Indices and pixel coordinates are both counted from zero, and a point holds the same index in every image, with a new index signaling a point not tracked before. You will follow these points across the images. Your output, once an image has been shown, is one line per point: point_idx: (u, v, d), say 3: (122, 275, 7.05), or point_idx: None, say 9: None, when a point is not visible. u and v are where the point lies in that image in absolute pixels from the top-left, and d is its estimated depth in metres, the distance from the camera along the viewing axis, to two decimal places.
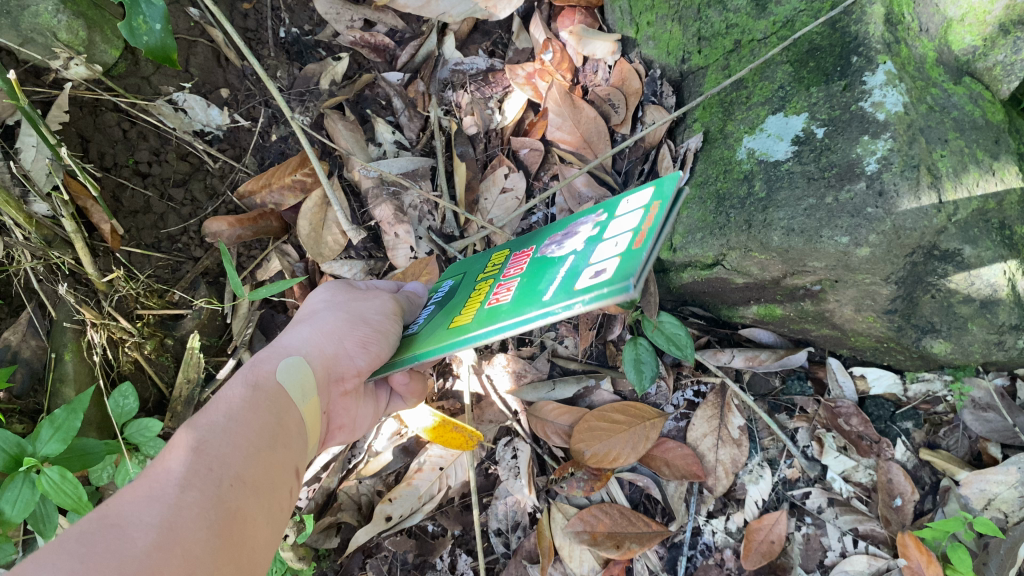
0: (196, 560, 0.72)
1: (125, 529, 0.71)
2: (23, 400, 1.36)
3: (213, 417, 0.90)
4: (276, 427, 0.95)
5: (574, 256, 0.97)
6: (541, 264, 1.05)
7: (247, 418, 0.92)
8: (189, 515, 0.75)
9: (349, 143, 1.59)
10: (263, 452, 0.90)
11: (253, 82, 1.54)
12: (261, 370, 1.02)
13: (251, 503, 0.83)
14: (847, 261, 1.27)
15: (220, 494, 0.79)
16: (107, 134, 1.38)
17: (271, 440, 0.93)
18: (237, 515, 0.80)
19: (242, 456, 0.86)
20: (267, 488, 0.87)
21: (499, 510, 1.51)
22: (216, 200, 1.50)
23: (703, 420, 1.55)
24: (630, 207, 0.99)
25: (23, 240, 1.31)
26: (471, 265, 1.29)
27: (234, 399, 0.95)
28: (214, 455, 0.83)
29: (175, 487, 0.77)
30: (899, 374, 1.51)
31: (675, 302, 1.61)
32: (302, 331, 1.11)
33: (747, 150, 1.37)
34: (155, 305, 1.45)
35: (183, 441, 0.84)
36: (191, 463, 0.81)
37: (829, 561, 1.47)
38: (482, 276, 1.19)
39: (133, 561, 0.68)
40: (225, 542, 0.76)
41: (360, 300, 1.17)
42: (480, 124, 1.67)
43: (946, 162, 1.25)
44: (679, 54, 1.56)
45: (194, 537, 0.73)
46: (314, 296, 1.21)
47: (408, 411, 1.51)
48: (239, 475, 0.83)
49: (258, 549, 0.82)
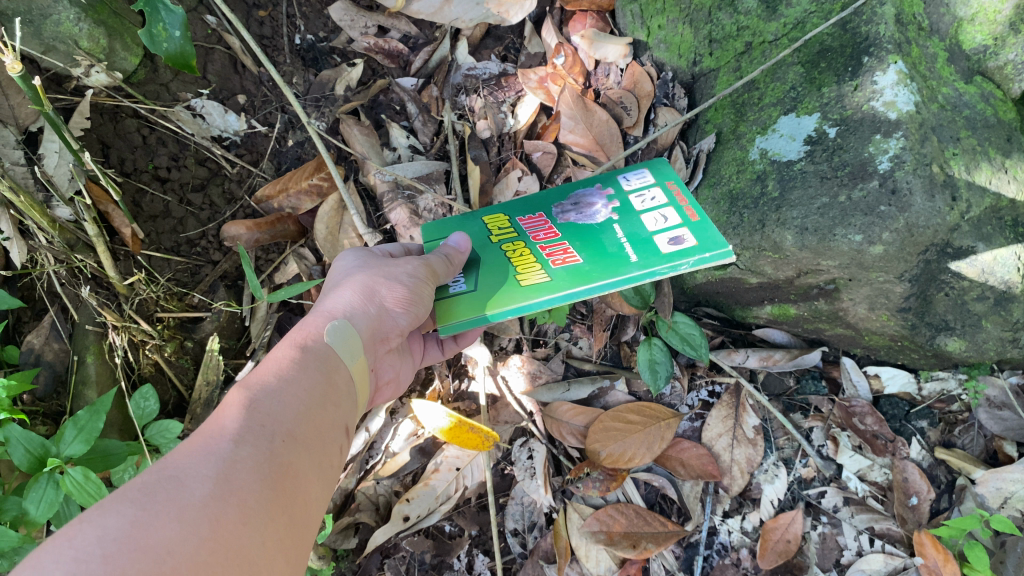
0: (252, 511, 0.72)
1: (183, 478, 0.71)
2: (45, 403, 1.38)
3: (264, 378, 0.90)
4: (325, 386, 0.95)
5: (621, 221, 1.28)
6: (580, 228, 1.28)
7: (298, 378, 0.92)
8: (245, 467, 0.75)
9: (365, 147, 1.60)
10: (313, 411, 0.90)
11: (270, 88, 1.56)
12: (308, 333, 1.02)
13: (303, 461, 0.83)
14: (861, 260, 1.28)
15: (273, 448, 0.80)
16: (127, 140, 1.40)
17: (321, 399, 0.93)
18: (289, 470, 0.80)
19: (293, 413, 0.86)
20: (318, 447, 0.87)
21: (516, 510, 1.52)
22: (234, 204, 1.52)
23: (718, 420, 1.55)
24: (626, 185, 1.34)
25: (47, 243, 1.33)
26: (458, 225, 1.34)
27: (283, 360, 0.95)
28: (265, 413, 0.83)
29: (230, 441, 0.77)
30: (914, 373, 1.53)
31: (688, 303, 1.63)
32: (343, 295, 1.11)
33: (759, 151, 1.38)
34: (175, 308, 1.48)
35: (236, 400, 0.84)
36: (244, 420, 0.81)
37: (845, 560, 1.46)
38: (498, 238, 1.30)
39: (193, 510, 0.68)
40: (279, 494, 0.76)
41: (388, 264, 1.18)
42: (493, 129, 1.67)
43: (958, 160, 1.27)
44: (690, 57, 1.58)
45: (250, 489, 0.73)
46: (339, 270, 1.21)
47: (424, 411, 1.51)
48: (290, 432, 0.84)
49: (312, 504, 0.82)
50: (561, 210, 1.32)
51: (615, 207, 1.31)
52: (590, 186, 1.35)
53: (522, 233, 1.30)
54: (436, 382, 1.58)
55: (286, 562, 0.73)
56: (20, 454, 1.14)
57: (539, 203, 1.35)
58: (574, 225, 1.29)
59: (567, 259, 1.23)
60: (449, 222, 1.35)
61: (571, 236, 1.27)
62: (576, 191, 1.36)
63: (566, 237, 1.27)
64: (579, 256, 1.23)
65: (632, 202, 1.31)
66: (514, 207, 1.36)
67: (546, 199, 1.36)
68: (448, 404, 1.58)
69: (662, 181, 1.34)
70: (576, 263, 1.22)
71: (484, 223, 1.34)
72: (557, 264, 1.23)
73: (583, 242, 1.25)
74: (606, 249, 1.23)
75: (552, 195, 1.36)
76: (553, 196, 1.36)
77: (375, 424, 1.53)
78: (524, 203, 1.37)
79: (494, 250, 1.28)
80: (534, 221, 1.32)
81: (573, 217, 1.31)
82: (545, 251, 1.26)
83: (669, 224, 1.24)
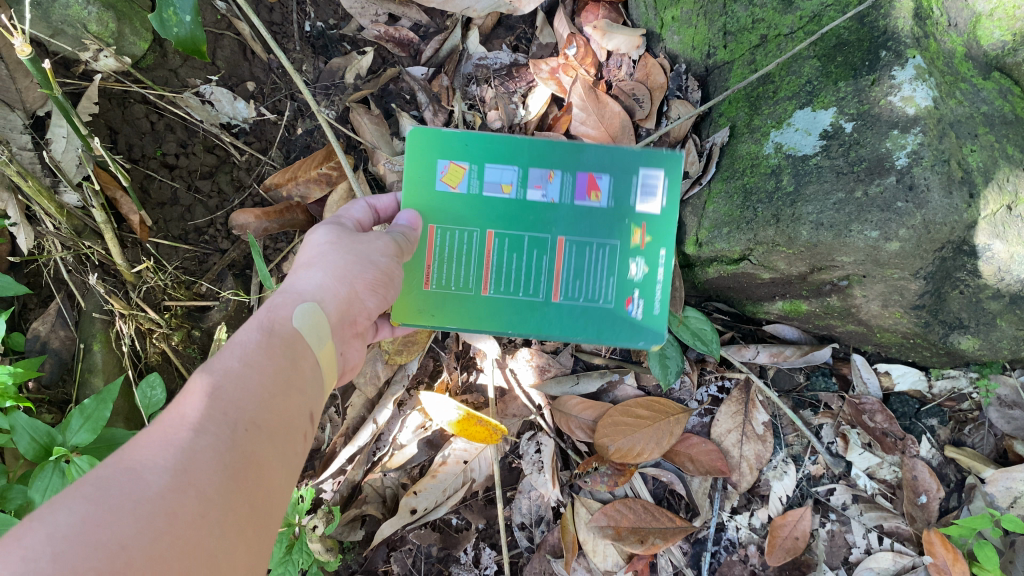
0: (211, 504, 0.68)
1: (140, 472, 0.67)
2: (51, 390, 1.39)
3: (231, 360, 0.84)
4: (292, 371, 0.88)
5: (598, 233, 1.32)
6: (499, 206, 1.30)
7: (263, 362, 0.85)
8: (205, 458, 0.70)
9: (374, 136, 1.59)
10: (280, 397, 0.83)
11: (279, 76, 1.52)
12: (276, 316, 0.94)
13: (268, 449, 0.78)
14: (876, 256, 1.27)
15: (235, 437, 0.74)
16: (136, 126, 1.40)
17: (287, 383, 0.86)
18: (254, 459, 0.75)
19: (259, 399, 0.80)
20: (285, 432, 0.81)
21: (523, 505, 1.52)
22: (242, 192, 1.50)
23: (727, 416, 1.54)
24: (592, 276, 1.33)
25: (54, 230, 1.33)
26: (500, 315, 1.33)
27: (249, 342, 0.88)
28: (231, 399, 0.78)
29: (190, 431, 0.72)
30: (925, 371, 1.50)
31: (700, 298, 1.62)
32: (314, 277, 1.02)
33: (773, 145, 1.37)
34: (183, 296, 1.46)
35: (199, 383, 0.79)
36: (207, 406, 0.76)
37: (853, 557, 1.48)
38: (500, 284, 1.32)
39: (148, 504, 0.64)
40: (240, 485, 0.72)
41: (358, 240, 1.11)
42: (505, 119, 1.66)
43: (976, 157, 1.26)
44: (704, 49, 1.55)
45: (209, 481, 0.69)
46: (307, 245, 1.11)
47: (433, 404, 1.49)
48: (255, 418, 0.78)
49: (275, 495, 0.77)
50: (550, 263, 1.32)
51: (585, 262, 1.32)
52: (600, 301, 1.34)
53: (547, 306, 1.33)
54: (444, 374, 1.57)
55: (246, 557, 0.69)
56: (26, 442, 1.13)
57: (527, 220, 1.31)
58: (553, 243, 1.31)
59: (557, 185, 1.31)
60: (444, 312, 1.32)
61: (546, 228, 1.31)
62: (575, 289, 1.33)
63: (533, 229, 1.31)
64: (570, 193, 1.30)
65: (603, 256, 1.32)
66: (509, 289, 1.32)
67: (534, 285, 1.32)
68: (456, 397, 1.56)
69: (645, 224, 1.32)
70: (569, 180, 1.31)
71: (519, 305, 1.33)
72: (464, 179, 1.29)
73: (559, 215, 1.31)
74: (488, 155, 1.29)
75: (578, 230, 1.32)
76: (540, 268, 1.32)
77: (384, 416, 1.52)
78: (521, 296, 1.33)
79: (471, 235, 1.30)
80: (521, 258, 1.31)
81: (550, 262, 1.32)
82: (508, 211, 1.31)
83: (629, 198, 1.31)
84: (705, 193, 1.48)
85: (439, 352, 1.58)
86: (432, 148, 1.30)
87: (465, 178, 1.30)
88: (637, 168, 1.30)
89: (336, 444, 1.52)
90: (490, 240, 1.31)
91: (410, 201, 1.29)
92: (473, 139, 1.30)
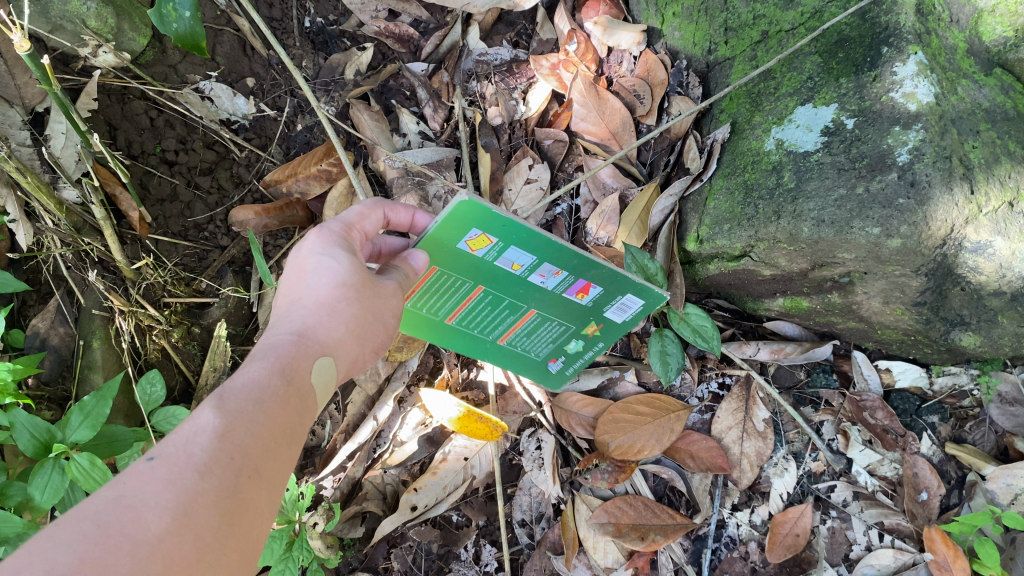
0: (208, 552, 0.65)
1: (140, 510, 0.64)
2: (50, 387, 1.38)
3: (245, 392, 0.78)
4: (303, 415, 0.83)
5: (563, 315, 1.31)
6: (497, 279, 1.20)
7: (280, 402, 0.80)
8: (208, 502, 0.67)
9: (375, 133, 1.58)
10: (288, 442, 0.79)
11: (279, 72, 1.53)
12: (299, 367, 0.86)
13: (269, 491, 0.74)
14: (877, 253, 1.26)
15: (240, 481, 0.71)
16: (135, 122, 1.38)
17: (297, 424, 0.81)
18: (256, 504, 0.72)
19: (269, 440, 0.76)
20: (287, 471, 0.78)
21: (523, 501, 1.52)
22: (242, 188, 1.50)
23: (728, 413, 1.54)
24: (539, 340, 1.36)
25: (53, 226, 1.33)
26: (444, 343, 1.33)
27: (266, 381, 0.81)
28: (242, 438, 0.73)
29: (197, 471, 0.68)
30: (926, 368, 1.50)
31: (700, 295, 1.61)
32: (337, 330, 0.92)
33: (775, 141, 1.37)
34: (183, 293, 1.45)
35: (212, 418, 0.73)
36: (216, 444, 0.71)
37: (854, 554, 1.47)
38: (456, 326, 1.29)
39: (145, 548, 0.61)
40: (239, 531, 0.69)
41: (378, 290, 0.99)
42: (505, 115, 1.66)
43: (978, 154, 1.26)
44: (705, 45, 1.56)
45: (207, 524, 0.66)
46: (321, 265, 0.96)
47: (433, 401, 1.50)
48: (262, 461, 0.74)
49: (269, 533, 0.74)
50: (512, 322, 1.31)
51: (541, 331, 1.33)
52: (534, 355, 1.40)
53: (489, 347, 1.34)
54: (444, 370, 1.56)
55: None
56: (26, 438, 1.13)
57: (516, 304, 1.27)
58: (523, 312, 1.28)
59: (552, 283, 1.22)
60: (417, 322, 1.26)
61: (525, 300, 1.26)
62: (524, 343, 1.36)
63: (518, 298, 1.25)
64: (563, 288, 1.23)
65: (555, 331, 1.35)
66: (470, 327, 1.30)
67: (493, 332, 1.32)
68: (457, 394, 1.56)
69: (605, 323, 1.33)
70: (567, 283, 1.22)
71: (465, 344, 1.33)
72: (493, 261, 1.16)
73: (544, 296, 1.26)
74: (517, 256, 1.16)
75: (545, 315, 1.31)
76: (502, 322, 1.30)
77: (384, 412, 1.52)
78: (479, 336, 1.32)
79: (465, 288, 1.20)
80: (490, 313, 1.28)
81: (511, 322, 1.30)
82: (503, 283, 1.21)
83: (603, 308, 1.29)
84: (705, 189, 1.47)
85: (440, 349, 1.58)
86: (470, 217, 1.06)
87: (487, 250, 1.12)
88: (623, 294, 1.25)
89: (337, 441, 1.51)
90: (477, 292, 1.22)
91: (429, 244, 1.10)
92: (514, 229, 1.08)
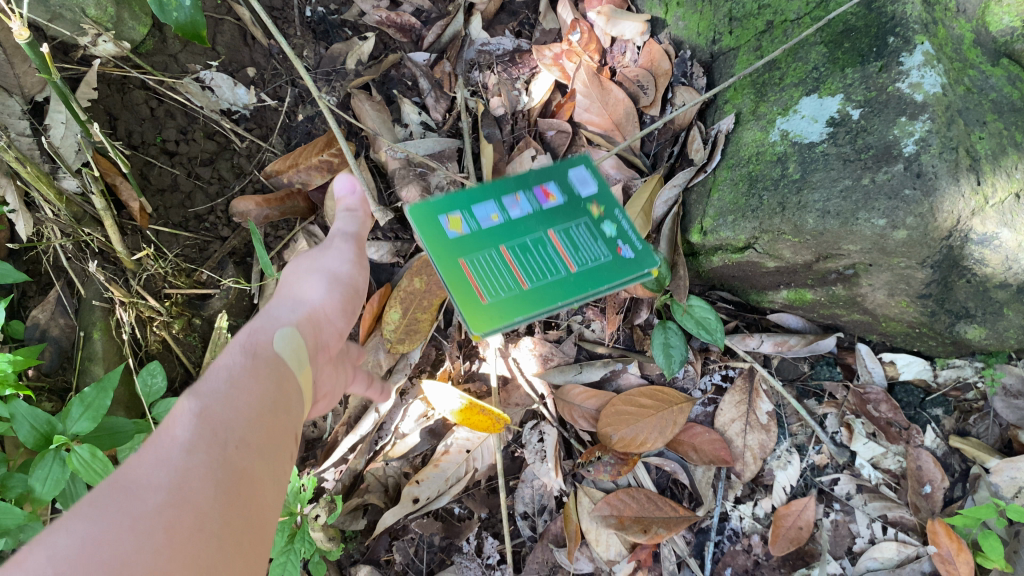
0: (207, 518, 0.67)
1: (136, 490, 0.66)
2: (51, 378, 1.37)
3: (215, 383, 0.82)
4: (278, 395, 0.87)
5: (573, 216, 1.29)
6: (506, 230, 1.25)
7: (251, 385, 0.84)
8: (198, 477, 0.70)
9: (376, 124, 1.56)
10: (267, 418, 0.82)
11: (280, 61, 1.52)
12: (258, 340, 0.94)
13: (259, 466, 0.77)
14: (883, 244, 1.25)
15: (227, 457, 0.73)
16: (135, 112, 1.37)
17: (275, 407, 0.85)
18: (247, 477, 0.74)
19: (248, 421, 0.79)
20: (273, 448, 0.81)
21: (525, 493, 1.52)
22: (243, 179, 1.49)
23: (731, 405, 1.53)
24: (589, 243, 1.27)
25: (53, 217, 1.32)
26: (535, 305, 1.19)
27: (234, 367, 0.87)
28: (219, 420, 0.76)
29: (182, 451, 0.71)
30: (929, 360, 1.50)
31: (703, 287, 1.61)
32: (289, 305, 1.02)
33: (779, 132, 1.36)
34: (183, 284, 1.45)
35: (187, 407, 0.77)
36: (196, 427, 0.74)
37: (858, 548, 1.46)
38: (529, 288, 1.20)
39: (144, 520, 0.63)
40: (237, 501, 0.71)
41: (321, 255, 1.13)
42: (507, 106, 1.64)
43: (985, 145, 1.25)
44: (709, 36, 1.54)
45: (205, 495, 0.68)
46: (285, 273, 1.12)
47: (435, 392, 1.48)
48: (245, 438, 0.77)
49: (270, 510, 0.77)
50: (554, 250, 1.25)
51: (572, 234, 1.26)
52: (601, 256, 1.25)
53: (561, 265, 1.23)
54: (446, 362, 1.55)
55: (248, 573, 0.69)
56: (26, 429, 1.13)
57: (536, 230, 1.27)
58: (544, 233, 1.26)
59: (519, 202, 1.28)
60: (501, 308, 1.18)
61: (542, 230, 1.26)
62: (585, 259, 1.25)
63: (532, 231, 1.26)
64: (532, 203, 1.29)
65: (588, 233, 1.28)
66: (538, 279, 1.21)
67: (556, 268, 1.23)
68: (459, 386, 1.54)
69: (599, 198, 1.31)
70: (526, 194, 1.29)
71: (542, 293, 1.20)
72: (487, 223, 1.25)
73: (544, 217, 1.28)
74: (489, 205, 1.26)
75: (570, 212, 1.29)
76: (555, 261, 1.24)
77: (385, 406, 1.51)
78: (549, 276, 1.22)
79: (492, 255, 1.22)
80: (534, 255, 1.23)
81: (552, 248, 1.25)
82: (513, 230, 1.25)
83: (580, 181, 1.32)
84: (709, 180, 1.46)
85: (442, 341, 1.57)
86: (427, 214, 1.23)
87: (466, 223, 1.24)
88: (566, 166, 1.32)
89: (338, 433, 1.52)
90: (507, 253, 1.23)
91: (434, 258, 1.20)
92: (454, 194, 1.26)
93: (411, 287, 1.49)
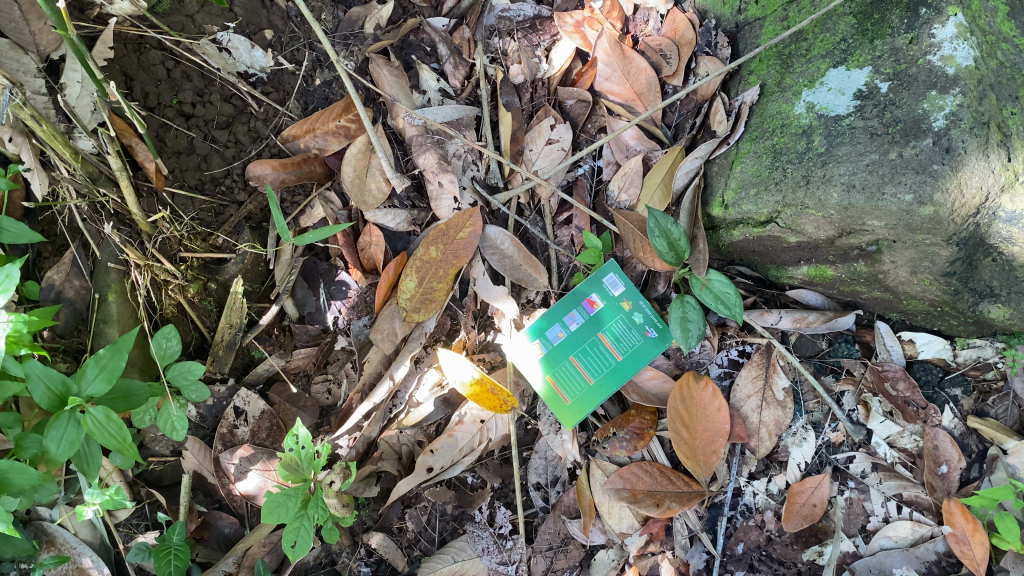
0: None
1: None
2: (66, 339, 1.38)
3: None
4: None
5: (621, 323, 1.47)
6: (569, 343, 1.46)
7: None
8: None
9: (394, 89, 1.53)
10: None
11: (298, 24, 1.48)
12: None
13: None
14: (908, 221, 1.23)
15: None
16: (151, 73, 1.35)
17: None
18: None
19: None
20: None
21: (539, 464, 1.54)
22: (259, 143, 1.47)
23: (747, 381, 1.51)
24: (626, 331, 1.47)
25: (68, 175, 1.32)
26: (600, 396, 1.45)
27: None
28: None
29: None
30: (950, 340, 1.45)
31: (721, 261, 1.55)
32: None
33: (805, 105, 1.33)
34: (199, 249, 1.43)
35: None
36: None
37: (871, 526, 1.47)
38: (598, 392, 1.45)
39: None
40: None
41: None
42: (527, 73, 1.62)
43: (1016, 121, 1.25)
44: (735, 5, 1.51)
45: None
46: None
47: (449, 362, 1.46)
48: None
49: None
50: (605, 349, 1.46)
51: (614, 327, 1.46)
52: (638, 343, 1.46)
53: (615, 369, 1.45)
54: (461, 333, 1.54)
55: None
56: (41, 390, 1.12)
57: (593, 343, 1.46)
58: (596, 337, 1.46)
59: (574, 317, 1.47)
60: (581, 403, 1.45)
61: (599, 339, 1.46)
62: (627, 346, 1.46)
63: (593, 343, 1.46)
64: (583, 314, 1.47)
65: (631, 334, 1.47)
66: (601, 372, 1.45)
67: (607, 361, 1.46)
68: (473, 356, 1.54)
69: (634, 293, 1.48)
70: (577, 308, 1.47)
71: (606, 387, 1.45)
72: (555, 339, 1.46)
73: (601, 327, 1.46)
74: (556, 320, 1.46)
75: (618, 346, 1.46)
76: (611, 361, 1.46)
77: (401, 372, 1.48)
78: (605, 368, 1.45)
79: (566, 367, 1.45)
80: (591, 358, 1.46)
81: (604, 347, 1.46)
82: (576, 347, 1.46)
83: (619, 284, 1.48)
84: (732, 153, 1.43)
85: (457, 311, 1.54)
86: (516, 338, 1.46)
87: (544, 342, 1.45)
88: (598, 276, 1.47)
89: (354, 401, 1.48)
90: (575, 364, 1.45)
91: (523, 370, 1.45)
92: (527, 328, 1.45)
93: (427, 255, 1.45)
